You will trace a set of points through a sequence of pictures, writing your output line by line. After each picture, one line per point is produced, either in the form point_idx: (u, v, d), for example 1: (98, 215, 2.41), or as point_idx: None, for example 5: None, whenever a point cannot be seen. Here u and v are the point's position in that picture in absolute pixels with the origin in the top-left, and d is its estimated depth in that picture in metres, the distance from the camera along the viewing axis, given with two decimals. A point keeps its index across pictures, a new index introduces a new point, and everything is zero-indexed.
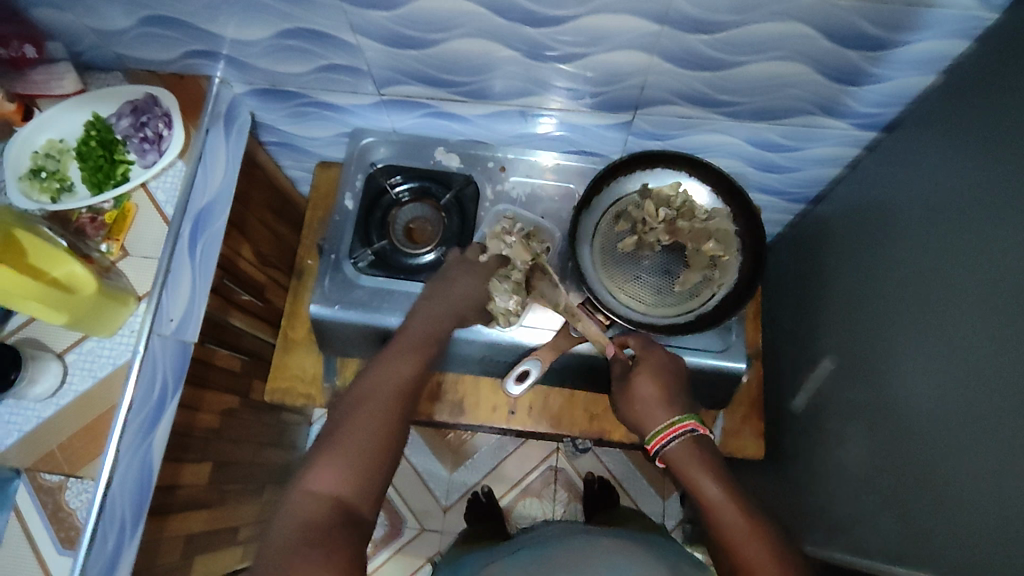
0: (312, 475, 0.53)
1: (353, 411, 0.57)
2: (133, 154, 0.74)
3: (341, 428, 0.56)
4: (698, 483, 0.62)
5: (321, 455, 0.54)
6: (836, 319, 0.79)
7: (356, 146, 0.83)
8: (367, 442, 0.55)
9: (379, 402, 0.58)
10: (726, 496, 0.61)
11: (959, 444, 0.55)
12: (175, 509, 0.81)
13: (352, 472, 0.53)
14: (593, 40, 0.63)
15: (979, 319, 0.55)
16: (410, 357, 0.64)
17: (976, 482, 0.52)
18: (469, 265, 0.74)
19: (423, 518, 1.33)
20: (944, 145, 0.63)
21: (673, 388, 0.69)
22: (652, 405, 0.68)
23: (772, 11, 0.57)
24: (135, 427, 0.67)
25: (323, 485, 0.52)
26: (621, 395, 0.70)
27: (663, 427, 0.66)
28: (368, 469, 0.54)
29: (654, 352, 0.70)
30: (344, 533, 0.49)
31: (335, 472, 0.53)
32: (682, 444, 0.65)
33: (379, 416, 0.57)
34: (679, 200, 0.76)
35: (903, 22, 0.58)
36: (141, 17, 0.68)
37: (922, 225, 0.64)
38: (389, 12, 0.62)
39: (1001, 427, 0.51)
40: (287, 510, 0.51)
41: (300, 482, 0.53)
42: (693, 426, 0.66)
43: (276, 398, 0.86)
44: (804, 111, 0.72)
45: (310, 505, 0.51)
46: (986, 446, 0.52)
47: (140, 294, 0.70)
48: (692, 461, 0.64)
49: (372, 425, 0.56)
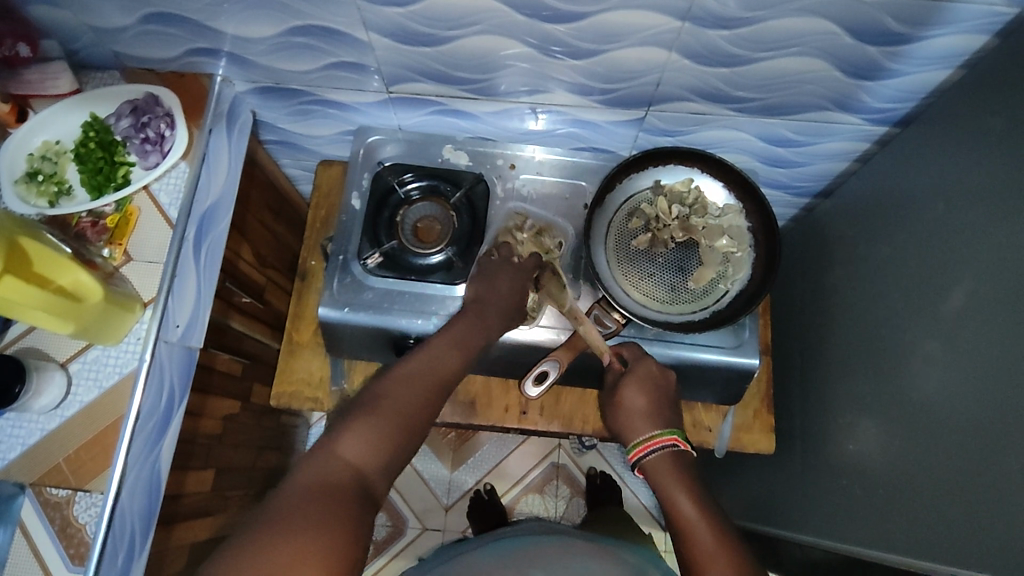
0: (343, 440, 0.53)
1: (386, 390, 0.58)
2: (134, 155, 0.72)
3: (380, 401, 0.56)
4: (670, 495, 0.63)
5: (353, 424, 0.54)
6: (845, 313, 0.80)
7: (363, 144, 0.82)
8: (399, 422, 0.55)
9: (416, 385, 0.59)
10: (700, 514, 0.61)
11: (971, 436, 0.55)
12: (181, 517, 0.80)
13: (379, 445, 0.53)
14: (611, 36, 0.62)
15: (993, 312, 0.55)
16: (457, 347, 0.65)
17: (990, 474, 0.52)
18: (505, 261, 0.73)
19: (424, 518, 1.32)
20: (957, 140, 0.63)
21: (662, 402, 0.70)
22: (635, 416, 0.69)
23: (795, 7, 0.56)
24: (143, 436, 0.65)
25: (349, 453, 0.52)
26: (609, 403, 0.72)
27: (644, 439, 0.68)
28: (395, 447, 0.54)
29: (645, 365, 0.71)
30: (359, 500, 0.49)
31: (366, 443, 0.53)
32: (658, 458, 0.66)
33: (414, 400, 0.58)
34: (692, 197, 0.75)
35: (925, 17, 0.57)
36: (142, 15, 0.66)
37: (935, 218, 0.64)
38: (403, 9, 0.61)
39: (1008, 414, 0.51)
40: (311, 465, 0.50)
41: (329, 444, 0.52)
42: (673, 441, 0.67)
43: (283, 403, 0.84)
44: (818, 107, 0.72)
45: (330, 470, 0.50)
46: (999, 438, 0.52)
47: (145, 300, 0.68)
48: (668, 475, 0.65)
49: (408, 403, 0.57)
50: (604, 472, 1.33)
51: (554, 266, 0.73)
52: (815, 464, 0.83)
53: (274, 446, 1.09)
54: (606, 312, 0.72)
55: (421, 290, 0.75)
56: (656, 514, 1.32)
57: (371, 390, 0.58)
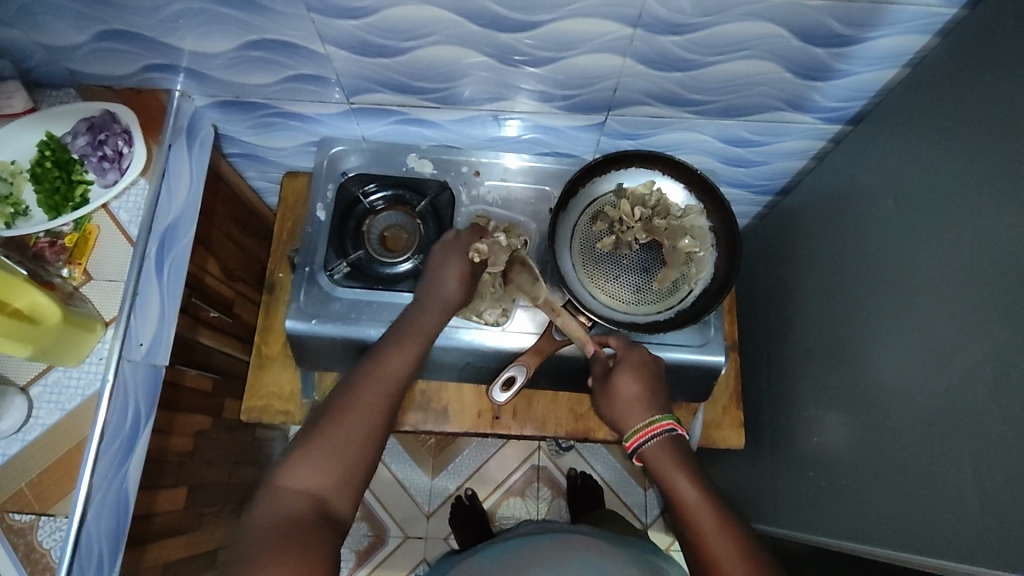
0: (290, 470, 0.53)
1: (342, 404, 0.57)
2: (92, 174, 0.71)
3: (327, 421, 0.56)
4: (673, 481, 0.63)
5: (304, 451, 0.54)
6: (807, 308, 0.81)
7: (326, 156, 0.81)
8: (358, 435, 0.56)
9: (369, 393, 0.58)
10: (702, 496, 0.61)
11: (930, 428, 0.56)
12: (153, 537, 0.79)
13: (329, 469, 0.54)
14: (566, 44, 0.63)
15: (945, 306, 0.56)
16: (404, 348, 0.62)
17: (949, 463, 0.54)
18: (454, 247, 0.69)
19: (406, 525, 1.31)
20: (905, 136, 0.65)
21: (655, 387, 0.68)
22: (630, 404, 0.67)
23: (742, 12, 0.58)
24: (108, 457, 0.64)
25: (299, 483, 0.53)
26: (600, 395, 0.69)
27: (641, 426, 0.66)
28: (352, 462, 0.55)
29: (636, 353, 0.70)
30: (313, 531, 0.50)
31: (313, 470, 0.53)
32: (658, 445, 0.65)
33: (370, 407, 0.57)
34: (653, 199, 0.76)
35: (868, 19, 0.59)
36: (96, 31, 0.66)
37: (891, 215, 0.65)
38: (358, 21, 0.61)
39: (966, 410, 0.52)
40: (267, 503, 0.52)
41: (278, 477, 0.53)
42: (671, 426, 0.65)
43: (253, 417, 0.83)
44: (772, 107, 0.73)
45: (287, 503, 0.52)
46: (957, 428, 0.53)
47: (106, 319, 0.68)
48: (668, 460, 0.64)
49: (361, 418, 0.57)
50: (584, 473, 1.33)
51: (524, 257, 0.70)
52: (783, 455, 0.85)
53: (250, 460, 1.08)
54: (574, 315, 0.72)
55: (390, 300, 0.75)
56: (637, 512, 1.34)
57: (323, 407, 0.58)
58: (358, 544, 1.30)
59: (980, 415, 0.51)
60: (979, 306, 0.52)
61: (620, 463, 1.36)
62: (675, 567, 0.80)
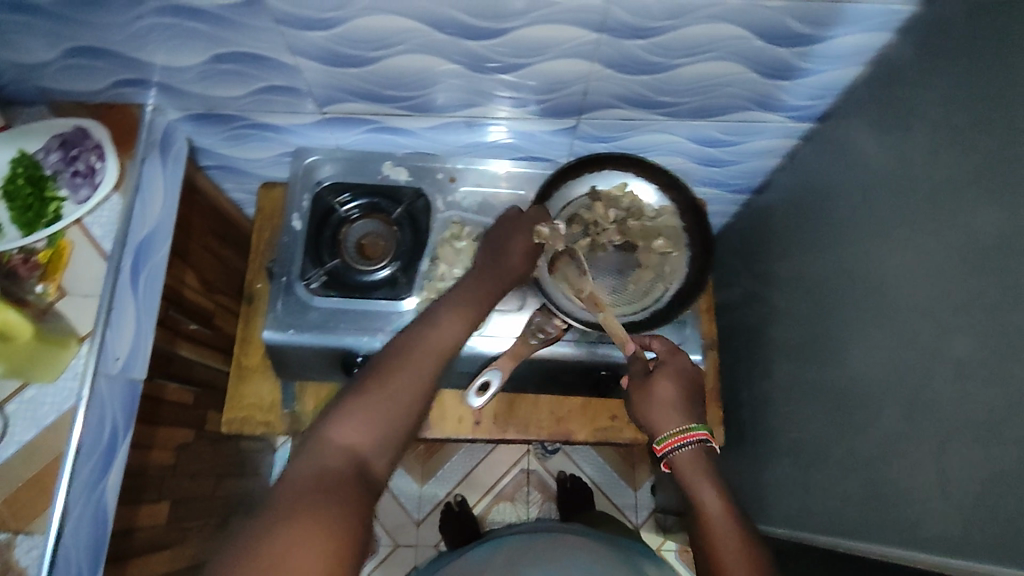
0: (337, 425, 0.52)
1: (393, 365, 0.56)
2: (65, 190, 0.70)
3: (378, 378, 0.55)
4: (696, 487, 0.63)
5: (351, 406, 0.53)
6: (783, 305, 0.82)
7: (300, 165, 0.82)
8: (407, 397, 0.55)
9: (420, 355, 0.57)
10: (723, 508, 0.61)
11: (910, 419, 0.56)
12: (135, 552, 0.78)
13: (374, 428, 0.53)
14: (534, 50, 0.64)
15: (915, 300, 0.57)
16: (459, 319, 0.62)
17: (924, 457, 0.54)
18: (519, 221, 0.72)
19: (395, 534, 1.31)
20: (871, 133, 0.66)
21: (692, 395, 0.68)
22: (671, 407, 0.66)
23: (704, 15, 0.58)
24: (86, 471, 0.64)
25: (344, 437, 0.52)
26: (637, 396, 0.68)
27: (676, 432, 0.64)
28: (399, 423, 0.54)
29: (679, 359, 0.70)
30: (355, 488, 0.49)
31: (360, 427, 0.52)
32: (690, 453, 0.64)
33: (421, 370, 0.56)
34: (627, 200, 0.78)
35: (827, 19, 0.60)
36: (65, 49, 0.66)
37: (862, 211, 0.66)
38: (327, 32, 0.61)
39: (937, 402, 0.53)
40: (310, 452, 0.51)
41: (323, 428, 0.52)
42: (705, 436, 0.65)
43: (234, 429, 0.83)
44: (741, 107, 0.74)
45: (329, 457, 0.50)
46: (929, 419, 0.54)
47: (82, 334, 0.67)
48: (695, 469, 0.64)
49: (413, 380, 0.55)
50: (573, 475, 1.33)
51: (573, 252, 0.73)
52: (764, 452, 0.86)
53: (235, 472, 1.08)
54: (547, 319, 0.72)
55: (368, 307, 0.76)
56: (627, 513, 1.34)
57: (375, 363, 0.57)
58: None
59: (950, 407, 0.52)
60: (952, 294, 0.52)
61: (609, 465, 1.36)
62: (659, 567, 0.80)
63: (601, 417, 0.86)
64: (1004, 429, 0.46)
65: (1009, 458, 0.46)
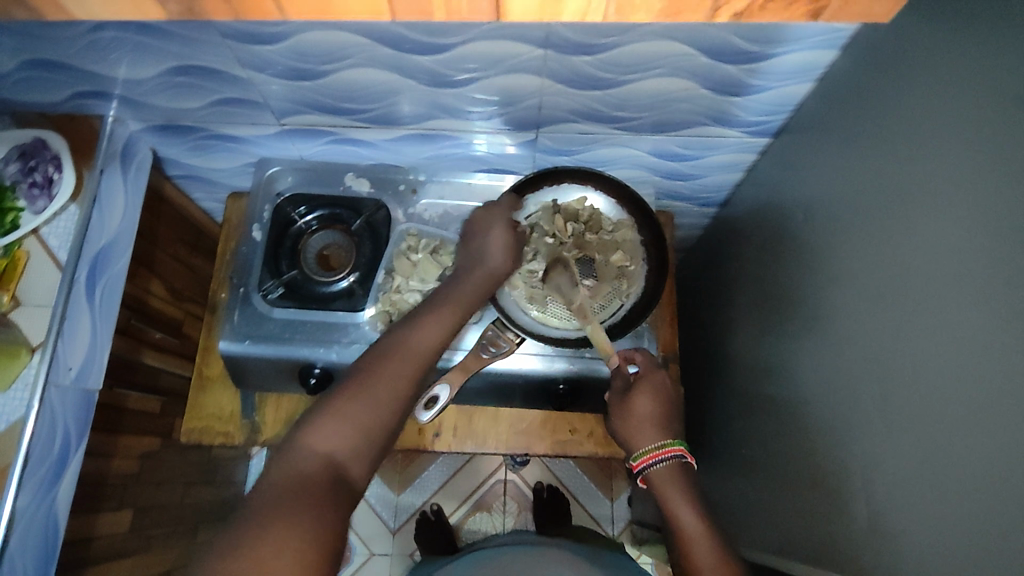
0: (315, 428, 0.52)
1: (371, 368, 0.57)
2: (23, 201, 0.70)
3: (355, 383, 0.56)
4: (672, 504, 0.63)
5: (328, 410, 0.54)
6: (748, 320, 0.82)
7: (262, 176, 0.82)
8: (383, 400, 0.55)
9: (400, 359, 0.58)
10: (701, 526, 0.62)
11: (860, 435, 0.56)
12: (94, 561, 0.78)
13: (351, 432, 0.53)
14: (486, 65, 0.64)
15: (862, 320, 0.57)
16: (440, 320, 0.62)
17: (873, 477, 0.54)
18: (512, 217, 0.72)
19: (371, 542, 1.32)
20: (822, 150, 0.66)
21: (670, 411, 0.70)
22: (646, 424, 0.68)
23: (648, 32, 0.59)
24: (34, 482, 0.65)
25: (320, 441, 0.52)
26: (616, 410, 0.69)
27: (651, 448, 0.67)
28: (377, 426, 0.54)
29: (659, 375, 0.71)
30: (330, 493, 0.49)
31: (337, 430, 0.52)
32: (665, 468, 0.66)
33: (399, 373, 0.57)
34: (586, 214, 0.77)
35: (770, 37, 0.60)
36: (22, 61, 0.67)
37: (817, 228, 0.66)
38: (277, 46, 0.62)
39: (881, 422, 0.53)
40: (287, 458, 0.51)
41: (301, 433, 0.53)
42: (682, 452, 0.66)
43: (193, 438, 0.83)
44: (697, 122, 0.74)
45: (304, 462, 0.51)
46: (874, 437, 0.54)
47: (33, 345, 0.67)
48: (672, 487, 0.65)
49: (391, 384, 0.56)
50: (550, 486, 1.33)
51: (569, 262, 0.74)
52: (731, 467, 0.85)
53: (206, 480, 1.08)
54: (501, 333, 0.71)
55: (325, 318, 0.76)
56: (604, 524, 1.33)
57: (354, 368, 0.58)
58: None
59: (892, 425, 0.52)
60: (893, 313, 0.52)
61: (586, 476, 1.36)
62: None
63: (560, 431, 0.86)
64: (944, 448, 0.46)
65: (948, 479, 0.46)
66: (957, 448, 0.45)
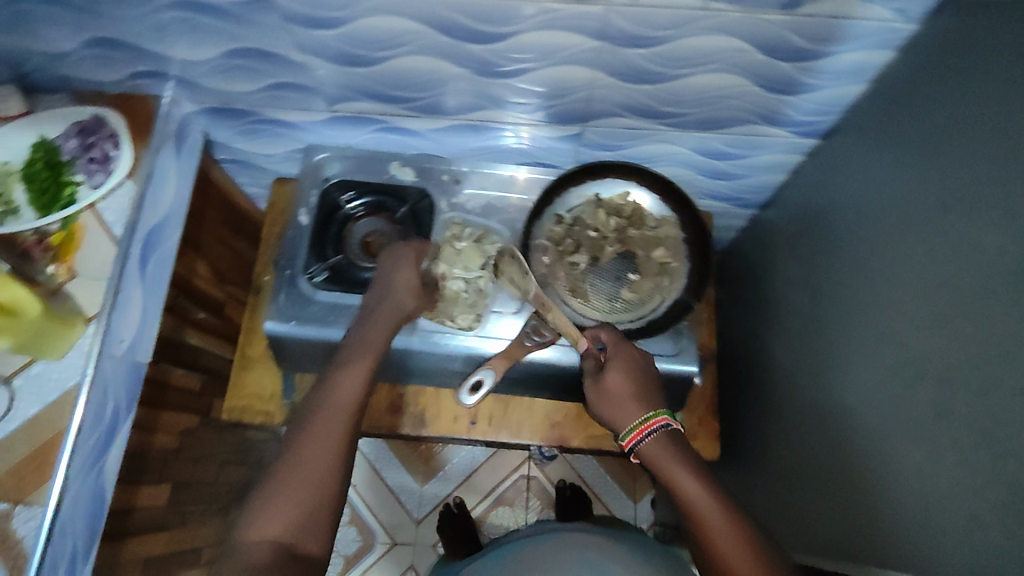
0: (256, 521, 0.54)
1: (300, 441, 0.58)
2: (80, 175, 0.72)
3: (287, 463, 0.57)
4: (673, 477, 0.61)
5: (266, 500, 0.55)
6: (787, 320, 0.81)
7: (311, 161, 0.83)
8: (319, 466, 0.57)
9: (326, 418, 0.60)
10: (704, 492, 0.60)
11: (902, 433, 0.56)
12: (133, 532, 0.80)
13: (291, 513, 0.55)
14: (539, 56, 0.64)
15: (907, 317, 0.56)
16: (359, 365, 0.63)
17: (915, 476, 0.53)
18: (403, 254, 0.71)
19: (394, 531, 1.32)
20: (872, 151, 0.66)
21: (646, 379, 0.67)
22: (623, 401, 0.65)
23: (703, 27, 0.59)
24: (85, 450, 0.66)
25: (264, 530, 0.54)
26: (594, 392, 0.67)
27: (634, 425, 0.64)
28: (319, 497, 0.56)
29: (626, 349, 0.67)
30: None
31: (276, 517, 0.54)
32: (653, 442, 0.63)
33: (329, 434, 0.59)
34: (629, 208, 0.78)
35: (826, 35, 0.60)
36: (88, 39, 0.69)
37: (862, 228, 0.65)
38: (335, 31, 0.63)
39: (925, 420, 0.53)
40: (235, 556, 0.53)
41: (244, 528, 0.55)
42: (665, 421, 0.64)
43: (234, 416, 0.85)
44: (745, 121, 0.74)
45: (252, 554, 0.53)
46: (917, 437, 0.54)
47: (89, 315, 0.69)
48: (667, 458, 0.62)
49: (321, 452, 0.58)
50: (573, 484, 1.33)
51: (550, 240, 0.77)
52: (766, 469, 0.85)
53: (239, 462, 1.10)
54: (543, 323, 0.70)
55: None
56: None
57: (288, 444, 0.59)
58: (347, 548, 1.31)
59: (937, 424, 0.51)
60: (938, 312, 0.52)
61: (611, 476, 1.36)
62: None
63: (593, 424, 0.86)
64: (989, 447, 0.46)
65: (993, 480, 0.45)
66: (1003, 446, 0.44)
